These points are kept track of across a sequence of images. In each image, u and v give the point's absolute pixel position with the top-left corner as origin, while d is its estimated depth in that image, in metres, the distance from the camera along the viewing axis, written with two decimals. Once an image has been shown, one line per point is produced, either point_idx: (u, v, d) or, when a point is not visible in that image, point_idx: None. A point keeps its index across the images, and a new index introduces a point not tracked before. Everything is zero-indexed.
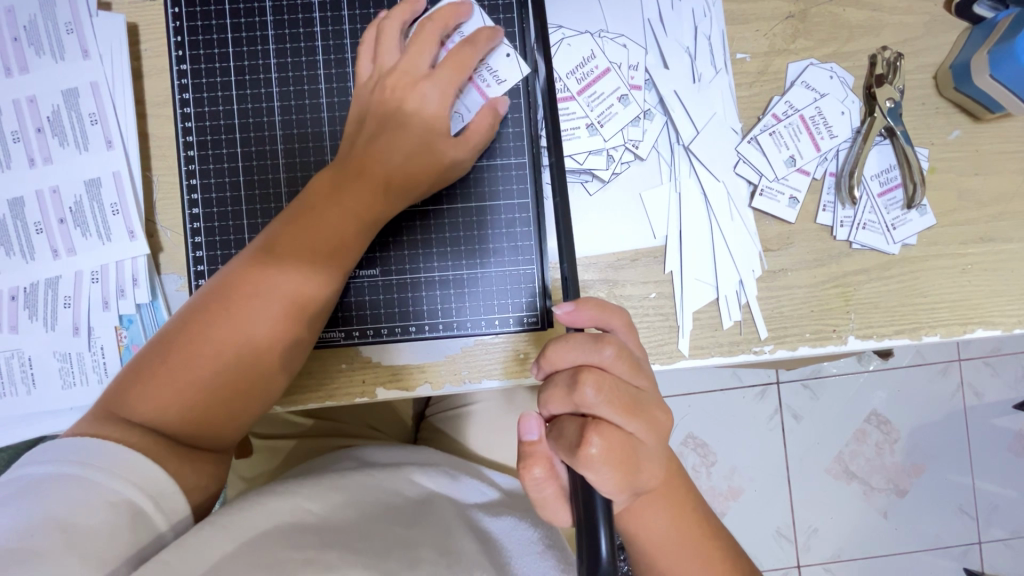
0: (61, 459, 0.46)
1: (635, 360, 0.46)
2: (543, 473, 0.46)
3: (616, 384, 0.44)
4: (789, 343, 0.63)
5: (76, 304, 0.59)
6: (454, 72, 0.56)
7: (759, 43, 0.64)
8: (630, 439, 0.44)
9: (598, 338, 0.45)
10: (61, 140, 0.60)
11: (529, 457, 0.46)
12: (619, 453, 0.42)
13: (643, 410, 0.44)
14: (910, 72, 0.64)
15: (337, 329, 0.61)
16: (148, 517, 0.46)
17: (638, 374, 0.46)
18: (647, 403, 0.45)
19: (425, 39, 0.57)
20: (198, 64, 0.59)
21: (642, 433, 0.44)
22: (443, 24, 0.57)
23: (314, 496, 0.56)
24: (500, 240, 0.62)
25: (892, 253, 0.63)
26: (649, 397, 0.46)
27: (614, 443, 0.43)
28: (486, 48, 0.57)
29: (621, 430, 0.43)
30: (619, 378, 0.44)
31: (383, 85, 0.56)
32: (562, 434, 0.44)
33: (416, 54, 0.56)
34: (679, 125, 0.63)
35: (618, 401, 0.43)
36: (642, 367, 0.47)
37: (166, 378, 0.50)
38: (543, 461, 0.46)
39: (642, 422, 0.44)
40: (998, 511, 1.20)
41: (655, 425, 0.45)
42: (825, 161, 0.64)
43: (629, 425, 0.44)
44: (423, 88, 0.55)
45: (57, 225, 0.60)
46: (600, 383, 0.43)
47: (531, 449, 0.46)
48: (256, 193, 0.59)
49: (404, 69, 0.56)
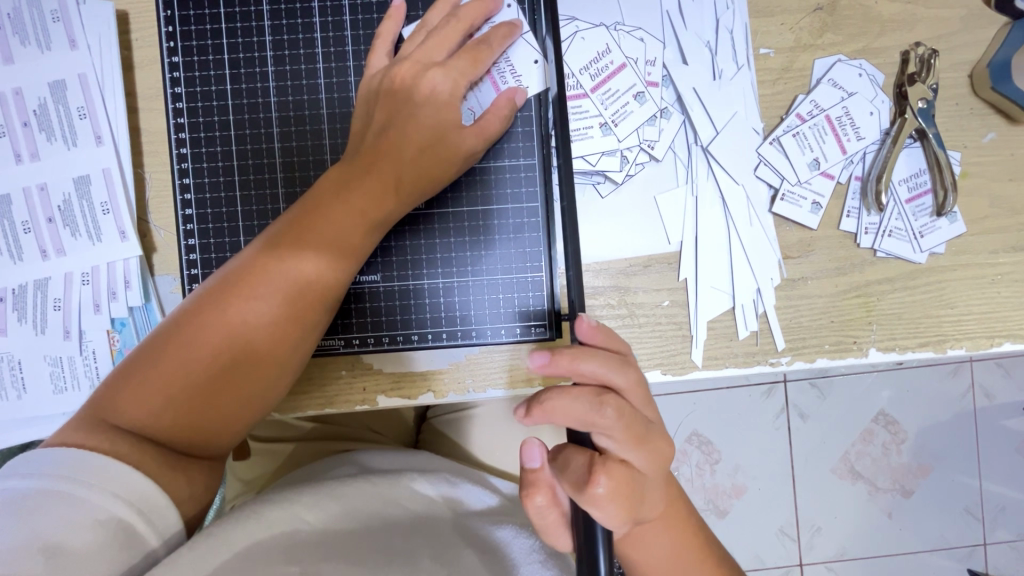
0: (44, 472, 0.44)
1: (641, 388, 0.44)
2: (546, 501, 0.45)
3: (625, 415, 0.42)
4: (807, 355, 0.60)
5: (66, 306, 0.57)
6: (470, 64, 0.54)
7: (784, 37, 0.60)
8: (633, 472, 0.42)
9: (606, 365, 0.43)
10: (49, 135, 0.57)
11: (531, 485, 0.45)
12: (625, 487, 0.42)
13: (648, 441, 0.43)
14: (944, 69, 0.60)
15: (337, 337, 0.58)
16: (138, 533, 0.44)
17: (642, 403, 0.45)
18: (654, 434, 0.44)
19: (445, 36, 0.54)
20: (191, 55, 0.56)
21: (646, 464, 0.43)
22: (468, 24, 0.55)
23: (313, 504, 0.55)
24: (507, 244, 0.59)
25: (919, 262, 0.60)
26: (653, 426, 0.44)
27: (620, 479, 0.41)
28: (501, 48, 0.55)
29: (625, 464, 0.42)
30: (627, 408, 0.43)
31: (392, 74, 0.53)
32: (566, 468, 0.43)
33: (432, 47, 0.54)
34: (698, 125, 0.60)
35: (625, 433, 0.42)
36: (649, 395, 0.45)
37: (157, 383, 0.48)
38: (545, 488, 0.44)
39: (647, 454, 0.43)
40: (1007, 513, 1.18)
41: (660, 455, 0.44)
42: (851, 165, 0.61)
43: (634, 456, 0.42)
44: (433, 75, 0.53)
45: (45, 224, 0.57)
46: (613, 412, 0.41)
47: (533, 477, 0.45)
48: (252, 194, 0.56)
49: (416, 59, 0.53)
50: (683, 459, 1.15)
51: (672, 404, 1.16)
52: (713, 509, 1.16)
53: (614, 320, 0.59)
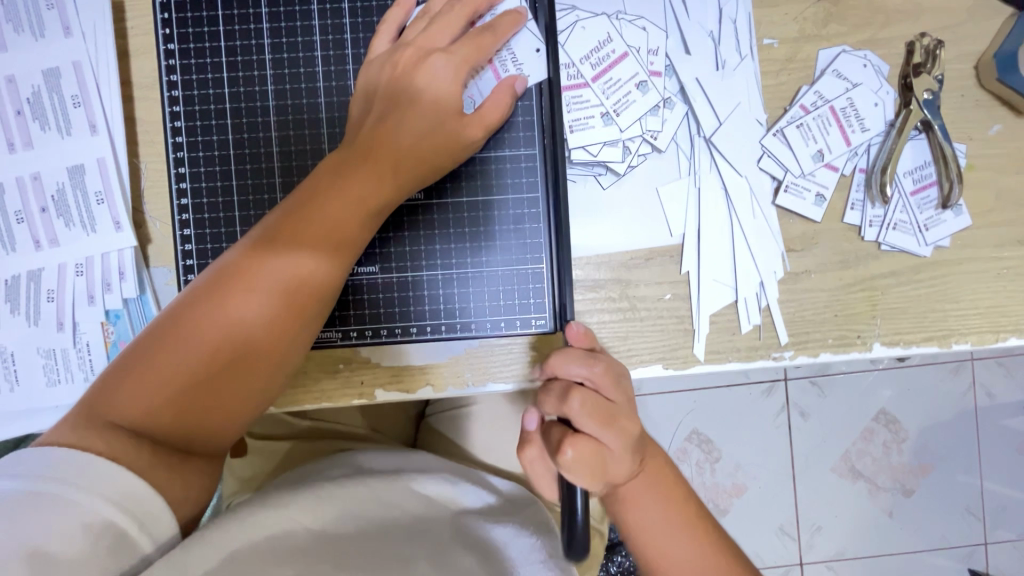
0: (35, 473, 0.43)
1: (616, 380, 0.46)
2: (535, 458, 0.49)
3: (594, 401, 0.44)
4: (810, 349, 0.59)
5: (60, 297, 0.56)
6: (472, 52, 0.53)
7: (788, 28, 0.60)
8: (604, 448, 0.43)
9: (583, 360, 0.45)
10: (43, 124, 0.56)
11: (523, 447, 0.49)
12: (593, 461, 0.43)
13: (619, 423, 0.44)
14: (950, 61, 0.60)
15: (334, 329, 0.57)
16: (131, 537, 0.44)
17: (615, 389, 0.45)
18: (623, 417, 0.45)
19: (448, 22, 0.54)
20: (187, 43, 0.55)
21: (616, 443, 0.44)
22: (473, 10, 0.55)
23: (309, 507, 0.54)
24: (507, 236, 0.58)
25: (924, 256, 0.60)
26: (624, 411, 0.45)
27: (588, 453, 0.43)
28: (506, 36, 0.55)
29: (596, 441, 0.43)
30: (597, 397, 0.44)
31: (395, 59, 0.53)
32: (545, 440, 0.45)
33: (438, 32, 0.53)
34: (701, 115, 0.59)
35: (596, 415, 0.43)
36: (628, 383, 0.46)
37: (154, 379, 0.47)
38: (536, 453, 0.48)
39: (618, 435, 0.44)
40: (1008, 513, 1.18)
41: (630, 437, 0.45)
42: (855, 156, 0.60)
43: (605, 436, 0.43)
44: (436, 59, 0.52)
45: (39, 214, 0.56)
46: (581, 400, 0.43)
47: (527, 441, 0.49)
48: (248, 183, 0.56)
49: (418, 46, 0.53)
50: (683, 457, 1.15)
51: (672, 401, 1.15)
52: (713, 507, 1.15)
53: (615, 313, 0.59)
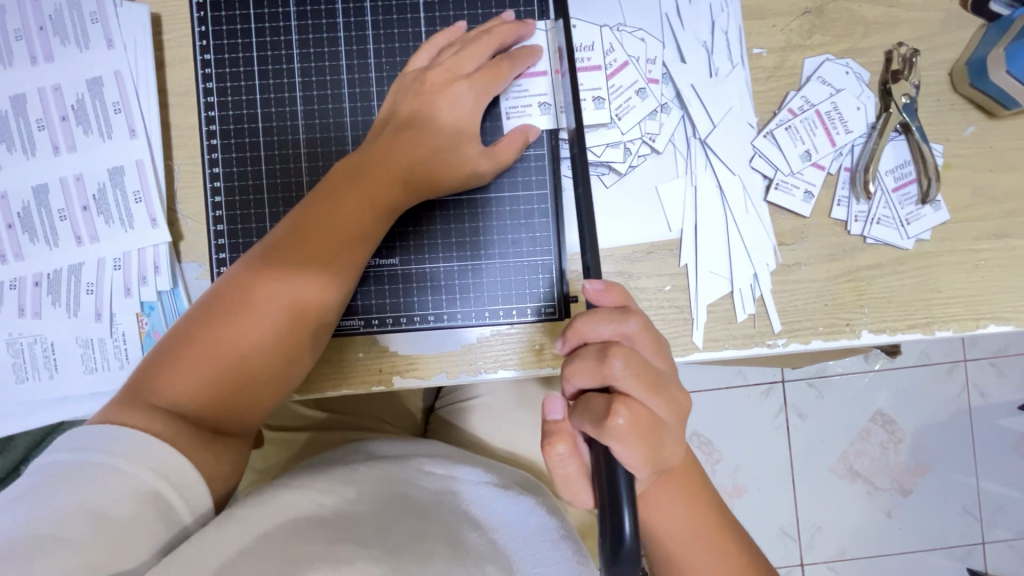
0: (87, 447, 0.46)
1: (655, 343, 0.47)
2: (567, 450, 0.47)
3: (638, 362, 0.45)
4: (802, 337, 0.63)
5: (98, 290, 0.60)
6: (492, 78, 0.58)
7: (776, 38, 0.65)
8: (654, 415, 0.44)
9: (619, 320, 0.46)
10: (85, 128, 0.60)
11: (553, 434, 0.48)
12: (645, 427, 0.43)
13: (664, 389, 0.46)
14: (925, 68, 0.64)
15: (357, 318, 0.61)
16: (171, 505, 0.46)
17: (655, 351, 0.47)
18: (667, 383, 0.46)
19: (474, 47, 0.58)
20: (221, 53, 0.60)
21: (663, 411, 0.45)
22: (498, 41, 0.59)
23: (329, 491, 0.57)
24: (518, 231, 0.62)
25: (906, 248, 0.64)
26: (668, 377, 0.47)
27: (640, 417, 0.43)
28: (525, 64, 0.59)
29: (645, 405, 0.44)
30: (640, 358, 0.45)
31: (422, 79, 0.57)
32: (586, 410, 0.45)
33: (460, 58, 0.57)
34: (696, 118, 0.64)
35: (642, 378, 0.44)
36: (664, 348, 0.48)
37: (188, 365, 0.51)
38: (567, 438, 0.47)
39: (665, 401, 0.45)
40: (1003, 511, 1.21)
41: (677, 404, 0.47)
42: (840, 156, 0.65)
43: (652, 401, 0.45)
44: (459, 87, 0.57)
45: (80, 212, 0.60)
46: (624, 360, 0.44)
47: (556, 427, 0.48)
48: (277, 181, 0.60)
49: (446, 68, 0.57)
50: None
51: None
52: None
53: None
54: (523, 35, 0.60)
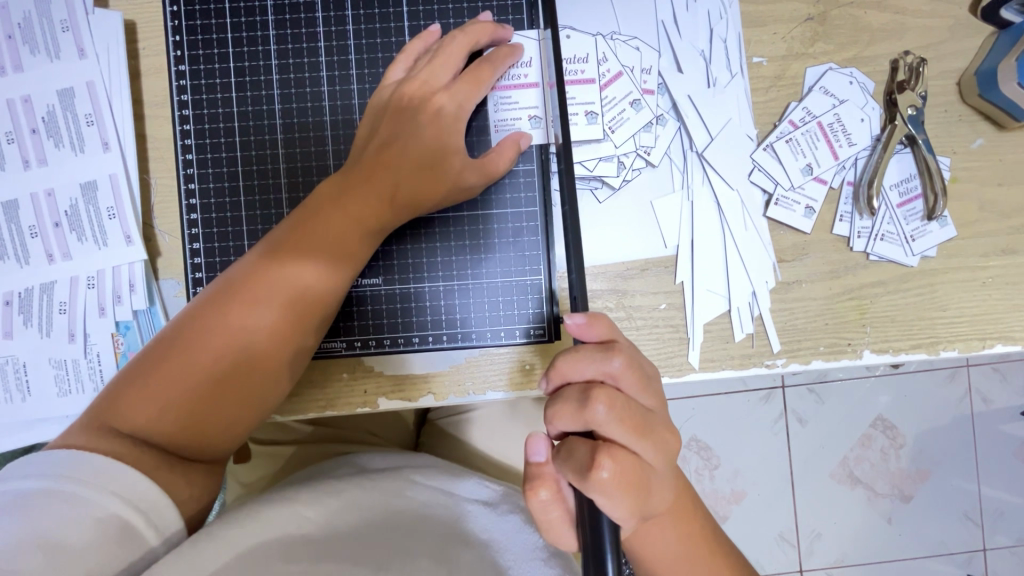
0: (47, 473, 0.44)
1: (643, 382, 0.45)
2: (550, 495, 0.46)
3: (623, 405, 0.43)
4: (802, 357, 0.61)
5: (71, 310, 0.58)
6: (472, 87, 0.55)
7: (777, 46, 0.62)
8: (640, 461, 0.43)
9: (602, 359, 0.44)
10: (57, 142, 0.58)
11: (536, 479, 0.47)
12: (631, 475, 0.42)
13: (651, 431, 0.44)
14: (933, 77, 0.62)
15: (340, 339, 0.59)
16: (139, 532, 0.45)
17: (642, 391, 0.45)
18: (655, 424, 0.44)
19: (450, 54, 0.55)
20: (197, 64, 0.58)
21: (650, 455, 0.43)
22: (473, 40, 0.55)
23: (314, 502, 0.56)
24: (506, 249, 0.60)
25: (911, 266, 0.61)
26: (657, 417, 0.45)
27: (626, 466, 0.42)
28: (504, 65, 0.56)
29: (631, 452, 0.43)
30: (626, 400, 0.43)
31: (400, 93, 0.54)
32: (569, 458, 0.44)
33: (438, 68, 0.54)
34: (693, 131, 0.61)
35: (627, 422, 0.43)
36: (652, 385, 0.46)
37: (158, 387, 0.48)
38: (549, 483, 0.46)
39: (652, 445, 0.43)
40: (1005, 518, 1.19)
41: (665, 447, 0.45)
42: (843, 170, 0.62)
43: (639, 446, 0.43)
44: (439, 99, 0.54)
45: (52, 229, 0.58)
46: (607, 405, 0.42)
47: (539, 470, 0.47)
48: (256, 198, 0.57)
49: (423, 80, 0.54)
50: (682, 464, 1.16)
51: (671, 409, 1.16)
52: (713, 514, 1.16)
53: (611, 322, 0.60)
54: (501, 37, 0.57)
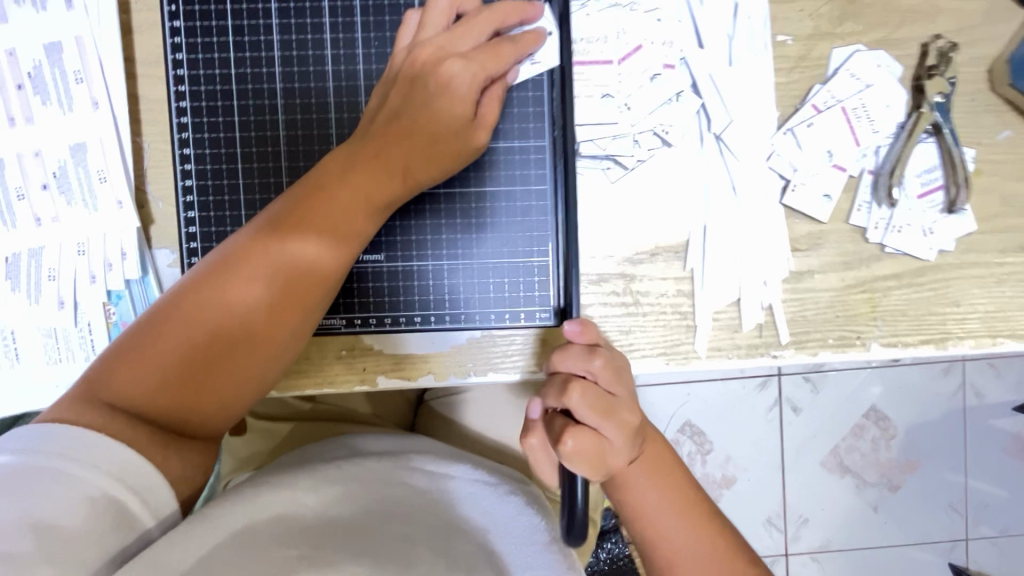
0: (38, 448, 0.43)
1: (618, 372, 0.46)
2: (537, 447, 0.48)
3: (595, 395, 0.44)
4: (809, 348, 0.60)
5: (61, 276, 0.56)
6: (491, 59, 0.51)
7: (803, 25, 0.59)
8: (604, 441, 0.44)
9: (584, 356, 0.45)
10: (44, 99, 0.55)
11: (527, 431, 0.48)
12: (591, 452, 0.44)
13: (618, 415, 0.45)
14: (962, 64, 0.59)
15: (338, 316, 0.57)
16: (133, 514, 0.44)
17: (619, 382, 0.46)
18: (622, 408, 0.45)
19: (476, 26, 0.52)
20: (193, 20, 0.54)
21: (615, 436, 0.45)
22: (500, 20, 0.53)
23: (309, 487, 0.55)
24: (514, 229, 0.58)
25: (928, 259, 0.60)
26: (625, 402, 0.46)
27: (590, 446, 0.44)
28: (527, 51, 0.53)
29: (594, 433, 0.44)
30: (599, 390, 0.44)
31: (412, 58, 0.51)
32: (546, 433, 0.46)
33: (456, 37, 0.52)
34: (712, 111, 0.59)
35: (596, 408, 0.44)
36: (628, 375, 0.47)
37: (153, 360, 0.47)
38: (540, 435, 0.47)
39: (618, 426, 0.45)
40: (988, 510, 1.20)
41: (630, 429, 0.46)
42: (864, 158, 0.60)
43: (606, 428, 0.44)
44: (452, 64, 0.50)
45: (40, 191, 0.56)
46: (581, 394, 0.44)
47: (530, 426, 0.48)
48: (254, 165, 0.55)
49: (438, 45, 0.51)
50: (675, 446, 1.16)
51: (667, 394, 1.16)
52: None
53: (619, 308, 0.59)
54: (529, 16, 0.54)
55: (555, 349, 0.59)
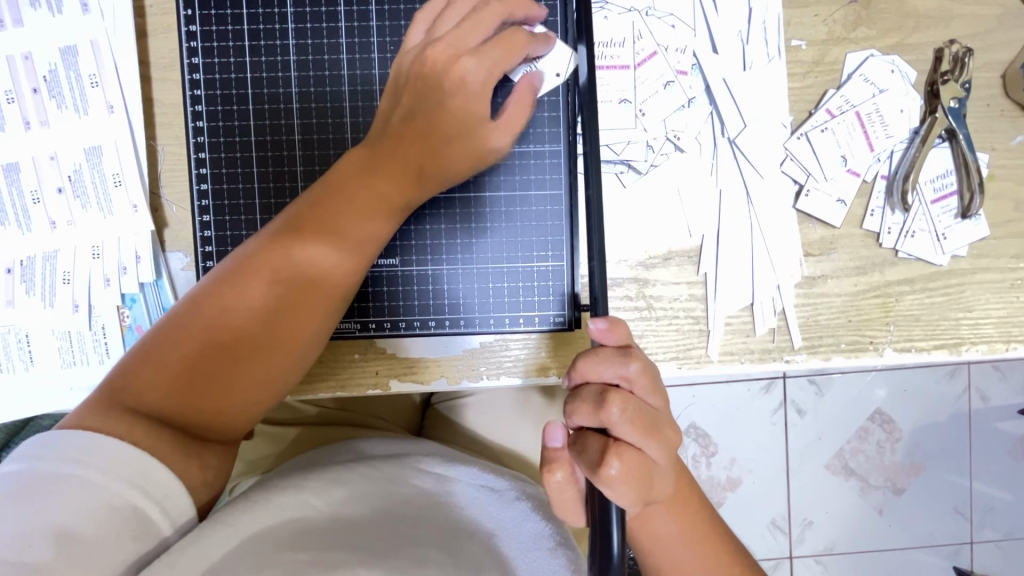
0: (57, 455, 0.43)
1: (655, 382, 0.45)
2: (564, 477, 0.47)
3: (635, 408, 0.43)
4: (822, 353, 0.60)
5: (75, 280, 0.56)
6: (504, 53, 0.51)
7: (817, 30, 0.59)
8: (647, 459, 0.43)
9: (619, 362, 0.44)
10: (59, 103, 0.55)
11: (552, 461, 0.47)
12: (637, 473, 0.42)
13: (659, 431, 0.44)
14: (976, 69, 0.59)
15: (352, 321, 0.58)
16: (152, 521, 0.44)
17: (656, 393, 0.45)
18: (664, 424, 0.45)
19: (484, 21, 0.51)
20: (209, 24, 0.54)
21: (657, 454, 0.44)
22: (508, 11, 0.52)
23: (322, 490, 0.55)
24: (529, 234, 0.58)
25: (941, 264, 0.60)
26: (664, 416, 0.45)
27: (633, 465, 0.42)
28: (538, 53, 0.54)
29: (639, 451, 0.43)
30: (638, 403, 0.44)
31: (425, 57, 0.50)
32: (581, 452, 0.44)
33: (467, 32, 0.51)
34: (726, 116, 0.59)
35: (637, 423, 0.43)
36: (664, 385, 0.46)
37: (171, 365, 0.47)
38: (566, 466, 0.47)
39: (659, 444, 0.44)
40: (994, 513, 1.20)
41: (671, 446, 0.45)
42: (878, 163, 0.60)
43: (647, 446, 0.43)
44: (465, 62, 0.49)
45: (55, 195, 0.56)
46: (621, 407, 0.43)
47: (554, 454, 0.48)
48: (269, 170, 0.55)
49: (449, 43, 0.50)
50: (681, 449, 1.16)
51: (673, 396, 1.15)
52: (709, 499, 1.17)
53: (631, 312, 0.59)
54: (534, 17, 0.55)
55: (568, 352, 0.59)
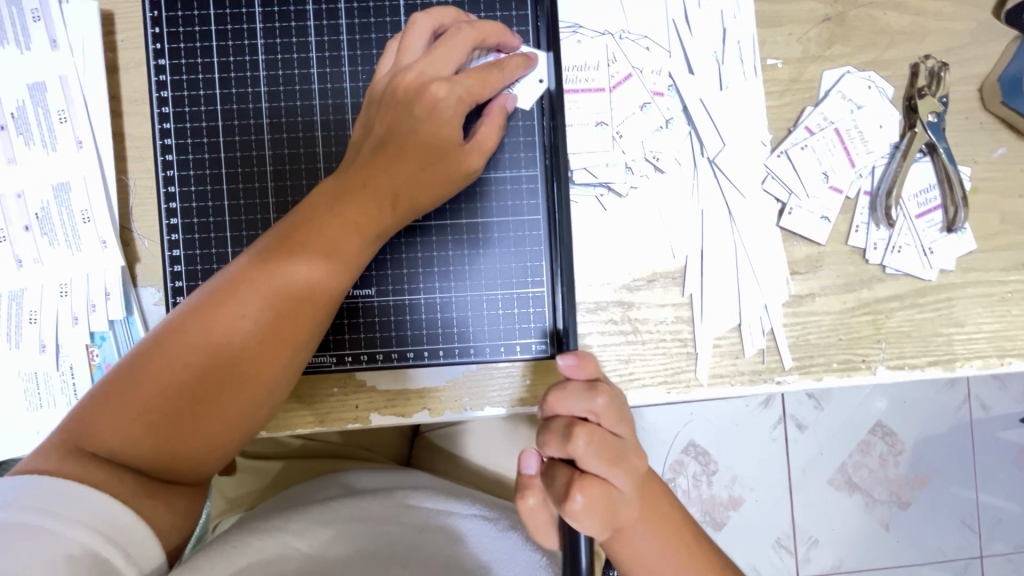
0: (11, 503, 0.40)
1: (622, 412, 0.44)
2: (537, 502, 0.46)
3: (601, 440, 0.42)
4: (814, 373, 0.58)
5: (42, 319, 0.54)
6: (476, 84, 0.50)
7: (792, 48, 0.59)
8: (613, 488, 0.42)
9: (586, 396, 0.43)
10: (27, 139, 0.54)
11: (525, 487, 0.46)
12: (603, 502, 0.41)
13: (625, 459, 0.43)
14: (953, 83, 0.59)
15: (328, 354, 0.56)
16: (115, 569, 0.42)
17: (623, 423, 0.43)
18: (630, 452, 0.43)
19: (454, 48, 0.51)
20: (178, 58, 0.54)
21: (623, 483, 0.43)
22: (481, 37, 0.52)
23: (303, 533, 0.53)
24: (507, 260, 0.57)
25: (930, 279, 0.59)
26: (631, 444, 0.44)
27: (597, 496, 0.41)
28: (516, 77, 0.53)
29: (604, 482, 0.42)
30: (604, 434, 0.42)
31: (396, 84, 0.50)
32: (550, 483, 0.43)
33: (439, 60, 0.50)
34: (704, 136, 0.58)
35: (603, 454, 0.41)
36: (631, 414, 0.45)
37: (134, 405, 0.45)
38: (539, 492, 0.46)
39: (625, 472, 0.43)
40: (1002, 525, 1.17)
41: (637, 472, 0.44)
42: (860, 178, 0.59)
43: (613, 476, 0.42)
44: (436, 87, 0.49)
45: (22, 233, 0.54)
46: (587, 439, 0.41)
47: (528, 481, 0.46)
48: (241, 202, 0.54)
49: (419, 71, 0.50)
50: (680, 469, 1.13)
51: (670, 415, 1.13)
52: (710, 520, 1.13)
53: (617, 336, 0.58)
54: (509, 44, 0.55)
55: (552, 381, 0.57)
